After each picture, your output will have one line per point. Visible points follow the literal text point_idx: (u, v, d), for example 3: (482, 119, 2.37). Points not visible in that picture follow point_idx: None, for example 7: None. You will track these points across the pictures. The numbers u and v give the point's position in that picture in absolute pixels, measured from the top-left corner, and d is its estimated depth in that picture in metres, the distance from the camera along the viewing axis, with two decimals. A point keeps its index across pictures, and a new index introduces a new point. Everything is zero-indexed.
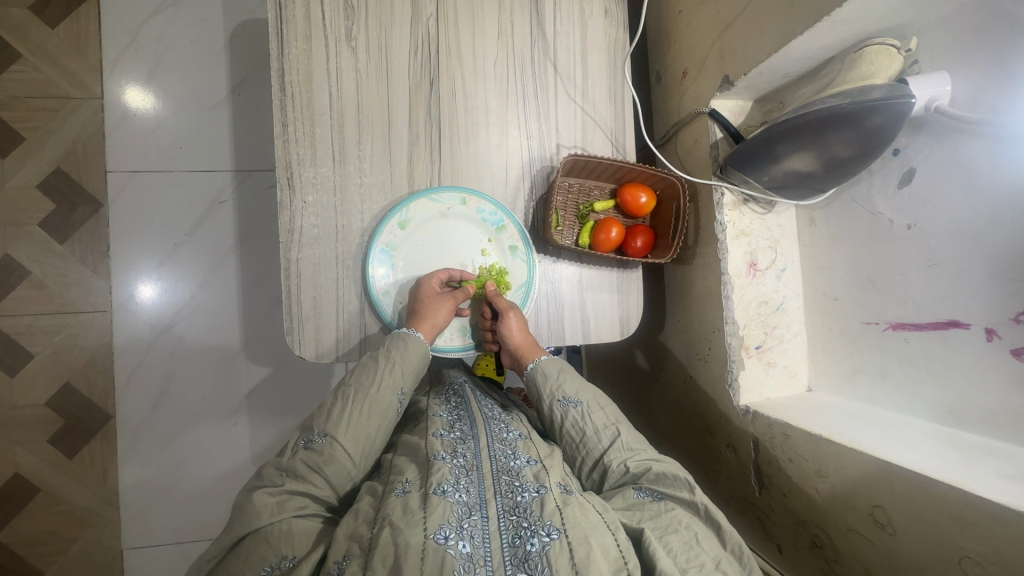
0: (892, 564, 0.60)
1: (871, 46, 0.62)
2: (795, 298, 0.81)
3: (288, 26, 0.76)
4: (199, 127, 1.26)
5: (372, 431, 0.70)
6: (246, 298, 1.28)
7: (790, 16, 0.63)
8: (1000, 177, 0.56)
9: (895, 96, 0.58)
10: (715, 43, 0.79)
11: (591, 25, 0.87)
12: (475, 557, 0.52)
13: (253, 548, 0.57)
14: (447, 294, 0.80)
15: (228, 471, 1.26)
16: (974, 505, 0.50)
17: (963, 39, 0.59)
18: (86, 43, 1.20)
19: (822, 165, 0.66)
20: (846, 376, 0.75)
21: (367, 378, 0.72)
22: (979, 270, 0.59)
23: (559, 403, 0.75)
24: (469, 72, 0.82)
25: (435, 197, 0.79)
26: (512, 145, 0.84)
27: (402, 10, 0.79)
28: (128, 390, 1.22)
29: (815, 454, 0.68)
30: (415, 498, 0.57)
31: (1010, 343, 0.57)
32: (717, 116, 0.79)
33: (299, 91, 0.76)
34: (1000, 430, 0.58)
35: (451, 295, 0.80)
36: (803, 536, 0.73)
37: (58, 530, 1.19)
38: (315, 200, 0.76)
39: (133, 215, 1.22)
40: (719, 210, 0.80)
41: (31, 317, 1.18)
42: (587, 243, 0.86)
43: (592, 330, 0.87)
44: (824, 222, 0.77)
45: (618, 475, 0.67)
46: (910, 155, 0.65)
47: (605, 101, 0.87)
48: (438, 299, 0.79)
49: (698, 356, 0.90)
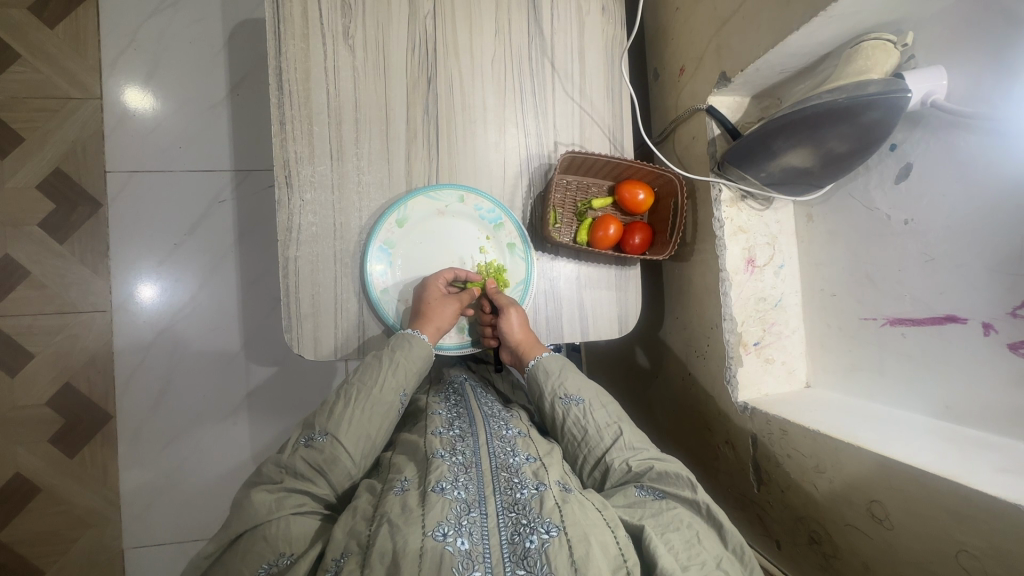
0: (891, 559, 0.60)
1: (867, 41, 0.62)
2: (794, 294, 0.81)
3: (286, 24, 0.76)
4: (198, 127, 1.26)
5: (373, 430, 0.70)
6: (246, 297, 1.28)
7: (787, 12, 0.63)
8: (998, 171, 0.56)
9: (890, 91, 0.57)
10: (712, 39, 0.79)
11: (588, 22, 0.87)
12: (473, 554, 0.52)
13: (251, 546, 0.57)
14: (452, 296, 0.80)
15: (228, 470, 1.26)
16: (973, 500, 0.50)
17: (959, 33, 0.59)
18: (86, 43, 1.20)
19: (820, 160, 0.66)
20: (845, 372, 0.74)
21: (371, 376, 0.72)
22: (977, 264, 0.58)
23: (561, 400, 0.75)
24: (466, 70, 0.82)
25: (434, 195, 0.80)
26: (510, 143, 0.84)
27: (399, 7, 0.79)
28: (128, 389, 1.22)
29: (813, 450, 0.68)
30: (414, 496, 0.57)
31: (1008, 338, 0.57)
32: (714, 112, 0.79)
33: (297, 89, 0.76)
34: (999, 425, 0.58)
35: (457, 297, 0.81)
36: (802, 532, 0.73)
37: (59, 530, 1.19)
38: (313, 197, 0.76)
39: (132, 214, 1.22)
40: (717, 206, 0.79)
41: (31, 317, 1.18)
42: (585, 240, 0.86)
43: (591, 327, 0.87)
44: (822, 218, 0.77)
45: (620, 474, 0.67)
46: (907, 150, 0.65)
47: (603, 98, 0.87)
48: (442, 300, 0.79)
49: (697, 352, 0.90)
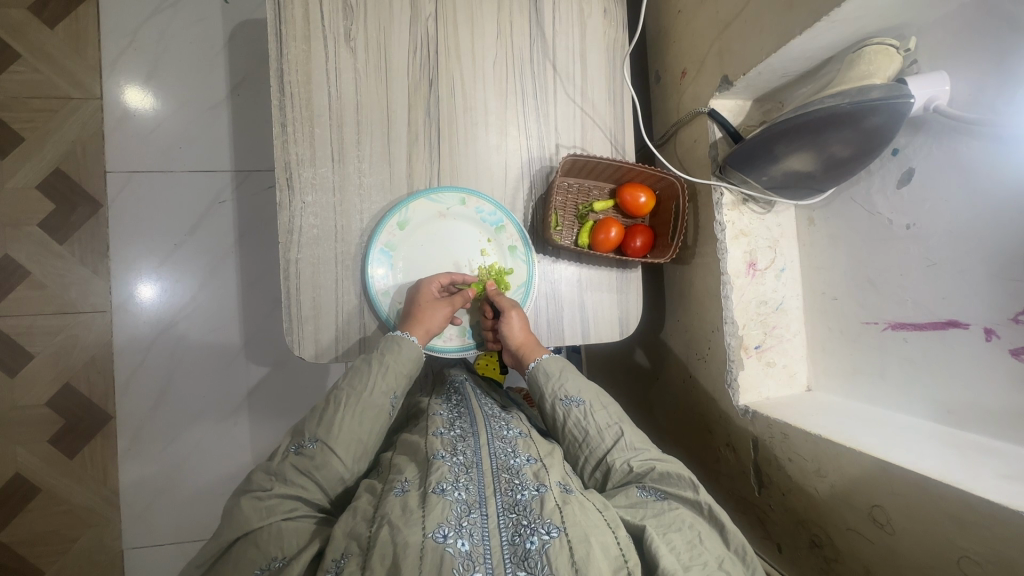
0: (891, 564, 0.60)
1: (870, 46, 0.62)
2: (795, 298, 0.81)
3: (287, 26, 0.75)
4: (198, 127, 1.25)
5: (364, 434, 0.70)
6: (246, 298, 1.28)
7: (789, 16, 0.63)
8: (1000, 177, 0.56)
9: (894, 96, 0.58)
10: (714, 43, 0.79)
11: (590, 25, 0.87)
12: (474, 555, 0.52)
13: (242, 553, 0.57)
14: (443, 300, 0.79)
15: (228, 470, 1.26)
16: (974, 505, 0.50)
17: (962, 38, 0.59)
18: (86, 43, 1.20)
19: (821, 164, 0.66)
20: (846, 376, 0.74)
21: (359, 381, 0.72)
22: (979, 270, 0.58)
23: (562, 401, 0.75)
24: (468, 72, 0.82)
25: (434, 198, 0.79)
26: (511, 145, 0.84)
27: (401, 9, 0.79)
28: (129, 390, 1.22)
29: (814, 454, 0.68)
30: (414, 497, 0.57)
31: (1010, 344, 0.57)
32: (716, 116, 0.79)
33: (298, 91, 0.76)
34: (1001, 430, 0.58)
35: (448, 301, 0.79)
36: (803, 535, 0.73)
37: (58, 530, 1.19)
38: (314, 200, 0.76)
39: (133, 215, 1.22)
40: (719, 210, 0.79)
41: (31, 317, 1.18)
42: (586, 243, 0.86)
43: (591, 330, 0.87)
44: (823, 222, 0.77)
45: (622, 474, 0.67)
46: (910, 154, 0.65)
47: (605, 101, 0.87)
48: (433, 304, 0.78)
49: (698, 355, 0.90)
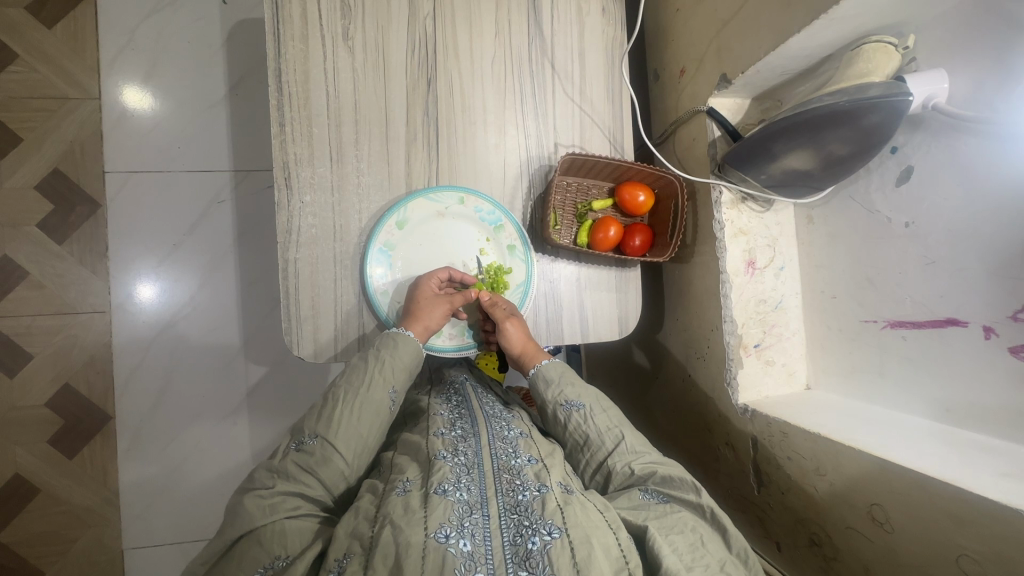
0: (892, 562, 0.60)
1: (870, 44, 0.62)
2: (794, 296, 0.81)
3: (285, 25, 0.75)
4: (197, 127, 1.25)
5: (364, 430, 0.69)
6: (245, 298, 1.28)
7: (787, 14, 0.63)
8: (999, 175, 0.56)
9: (892, 94, 0.58)
10: (713, 41, 0.78)
11: (589, 23, 0.86)
12: (475, 556, 0.52)
13: (246, 550, 0.57)
14: (443, 297, 0.80)
15: (227, 469, 1.26)
16: (973, 503, 0.50)
17: (958, 35, 0.59)
18: (84, 42, 1.20)
19: (820, 163, 0.66)
20: (845, 375, 0.74)
21: (357, 377, 0.72)
22: (977, 268, 0.59)
23: (562, 407, 0.75)
24: (466, 71, 0.82)
25: (433, 197, 0.79)
26: (510, 144, 0.83)
27: (400, 9, 0.79)
28: (128, 389, 1.22)
29: (813, 453, 0.68)
30: (416, 497, 0.57)
31: (1009, 342, 0.56)
32: (714, 115, 0.79)
33: (296, 90, 0.76)
34: (999, 428, 0.58)
35: (447, 299, 0.80)
36: (802, 534, 0.73)
37: (58, 531, 1.19)
38: (312, 199, 0.76)
39: (131, 214, 1.22)
40: (718, 209, 0.79)
41: (31, 317, 1.18)
42: (585, 242, 0.86)
43: (590, 329, 0.87)
44: (822, 220, 0.77)
45: (624, 477, 0.67)
46: (908, 152, 0.65)
47: (604, 99, 0.87)
48: (433, 301, 0.78)
49: (697, 354, 0.90)
